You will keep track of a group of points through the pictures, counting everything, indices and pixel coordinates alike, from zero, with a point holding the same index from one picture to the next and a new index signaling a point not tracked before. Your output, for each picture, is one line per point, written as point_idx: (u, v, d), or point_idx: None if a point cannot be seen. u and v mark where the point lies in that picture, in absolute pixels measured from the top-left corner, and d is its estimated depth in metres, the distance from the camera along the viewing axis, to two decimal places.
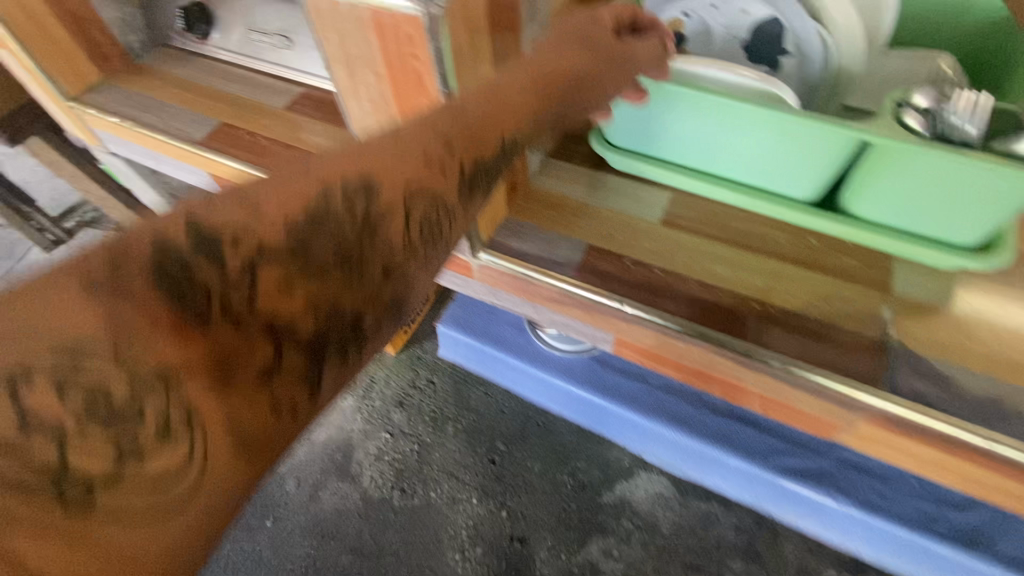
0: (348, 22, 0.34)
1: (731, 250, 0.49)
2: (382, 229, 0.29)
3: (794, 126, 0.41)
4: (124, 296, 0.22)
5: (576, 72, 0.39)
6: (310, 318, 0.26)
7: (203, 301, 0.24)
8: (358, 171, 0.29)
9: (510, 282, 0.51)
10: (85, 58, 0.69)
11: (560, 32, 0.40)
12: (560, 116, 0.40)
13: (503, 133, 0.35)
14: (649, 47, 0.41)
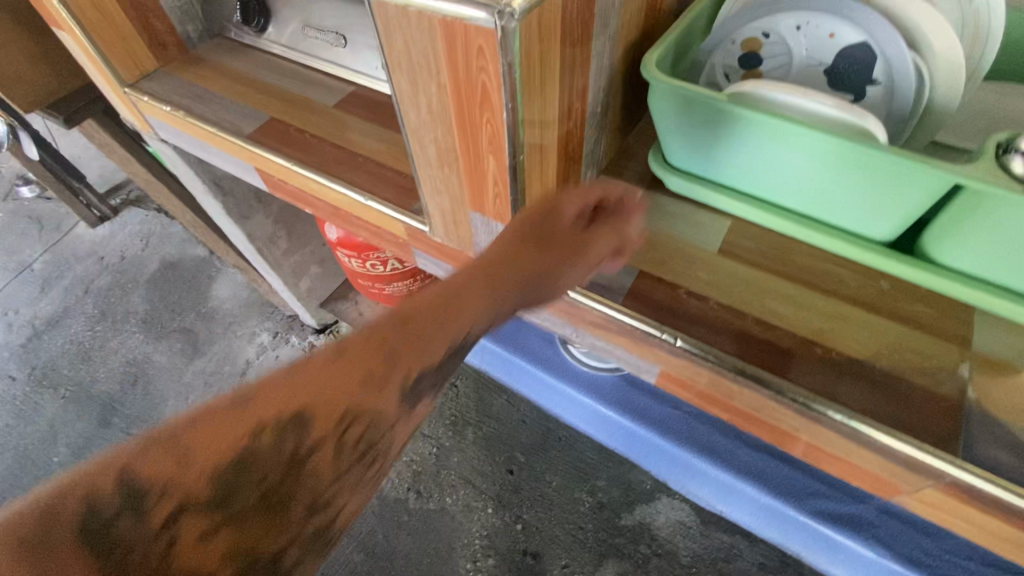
0: (415, 29, 0.32)
1: (793, 287, 0.46)
2: (312, 465, 0.31)
3: (881, 164, 0.38)
4: (47, 561, 0.24)
5: (535, 264, 0.39)
6: (226, 566, 0.28)
7: (120, 560, 0.25)
8: (292, 407, 0.30)
9: (554, 303, 0.49)
10: (144, 46, 0.70)
11: (529, 218, 0.40)
12: (523, 301, 0.40)
13: (448, 343, 0.35)
14: (608, 241, 0.42)
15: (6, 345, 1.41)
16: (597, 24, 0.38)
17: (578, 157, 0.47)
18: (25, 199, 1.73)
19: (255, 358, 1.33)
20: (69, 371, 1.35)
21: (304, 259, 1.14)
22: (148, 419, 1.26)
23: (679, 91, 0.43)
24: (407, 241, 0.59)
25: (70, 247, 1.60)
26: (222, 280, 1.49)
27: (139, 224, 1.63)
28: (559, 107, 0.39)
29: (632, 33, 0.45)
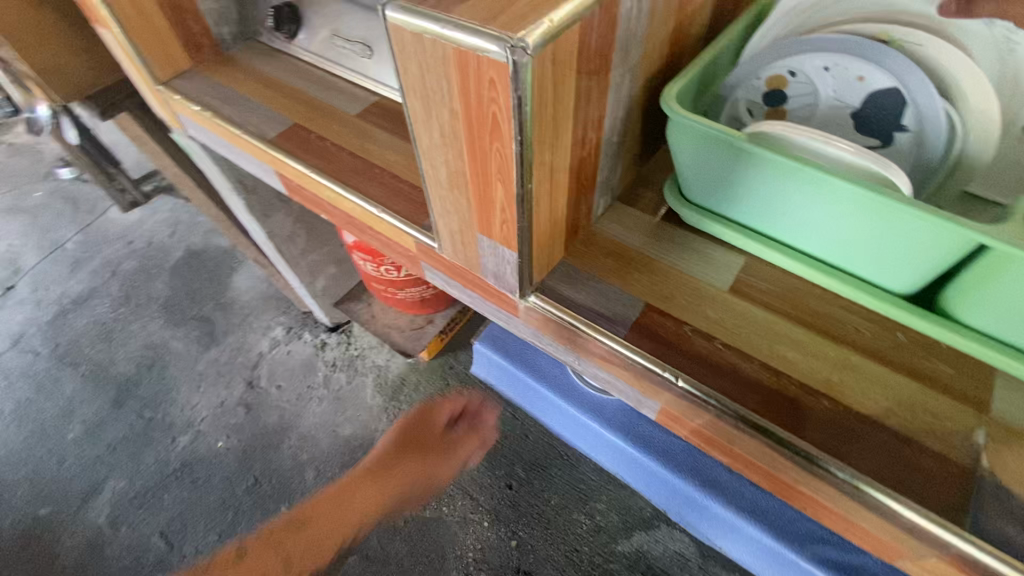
0: (430, 55, 0.32)
1: (804, 333, 0.44)
2: None
3: (904, 217, 0.36)
4: None
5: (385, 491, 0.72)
6: None
7: None
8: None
9: (558, 329, 0.49)
10: (180, 46, 0.72)
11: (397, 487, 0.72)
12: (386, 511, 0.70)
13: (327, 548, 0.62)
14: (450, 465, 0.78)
15: (34, 321, 1.46)
16: (616, 57, 0.38)
17: (591, 184, 0.47)
18: (63, 181, 1.80)
19: (268, 351, 1.35)
20: (90, 351, 1.38)
21: (321, 258, 1.16)
22: (160, 404, 1.29)
23: (698, 127, 0.41)
24: (415, 255, 0.59)
25: (101, 230, 1.65)
26: (242, 272, 1.52)
27: (168, 212, 1.68)
28: (572, 138, 0.38)
29: (654, 63, 0.45)
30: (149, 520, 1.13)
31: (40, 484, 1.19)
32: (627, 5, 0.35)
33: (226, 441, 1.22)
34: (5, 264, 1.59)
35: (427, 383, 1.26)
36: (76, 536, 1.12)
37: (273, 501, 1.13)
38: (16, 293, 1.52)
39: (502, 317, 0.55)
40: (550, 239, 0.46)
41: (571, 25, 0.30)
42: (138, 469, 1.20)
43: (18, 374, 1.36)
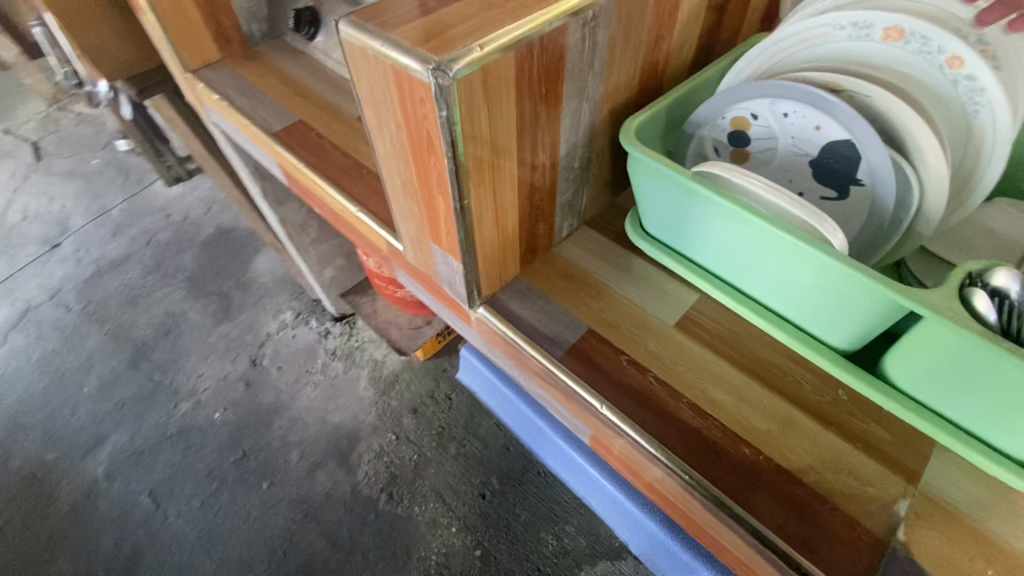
0: (374, 68, 0.34)
1: (741, 377, 0.43)
2: None
3: (837, 272, 0.36)
4: None
5: None
6: None
7: None
8: None
9: (503, 343, 0.50)
10: (210, 39, 0.77)
11: None
12: None
13: None
14: None
15: (71, 278, 1.57)
16: (567, 87, 0.39)
17: (548, 206, 0.48)
18: (119, 153, 1.94)
19: (275, 333, 1.41)
20: (116, 312, 1.48)
21: (331, 250, 1.20)
22: (170, 370, 1.36)
23: (653, 164, 0.42)
24: (388, 256, 0.61)
25: (145, 201, 1.77)
26: (264, 254, 1.59)
27: (206, 191, 1.78)
28: (517, 159, 0.40)
29: (620, 95, 0.45)
30: (141, 478, 1.19)
31: (52, 430, 1.28)
32: (577, 38, 0.37)
33: (223, 413, 1.27)
34: (56, 223, 1.72)
35: (418, 381, 1.29)
36: (75, 483, 1.19)
37: (256, 477, 1.17)
38: (61, 251, 1.65)
39: (458, 325, 0.56)
40: (502, 257, 0.47)
41: (503, 54, 0.32)
42: (140, 429, 1.26)
43: (49, 326, 1.46)
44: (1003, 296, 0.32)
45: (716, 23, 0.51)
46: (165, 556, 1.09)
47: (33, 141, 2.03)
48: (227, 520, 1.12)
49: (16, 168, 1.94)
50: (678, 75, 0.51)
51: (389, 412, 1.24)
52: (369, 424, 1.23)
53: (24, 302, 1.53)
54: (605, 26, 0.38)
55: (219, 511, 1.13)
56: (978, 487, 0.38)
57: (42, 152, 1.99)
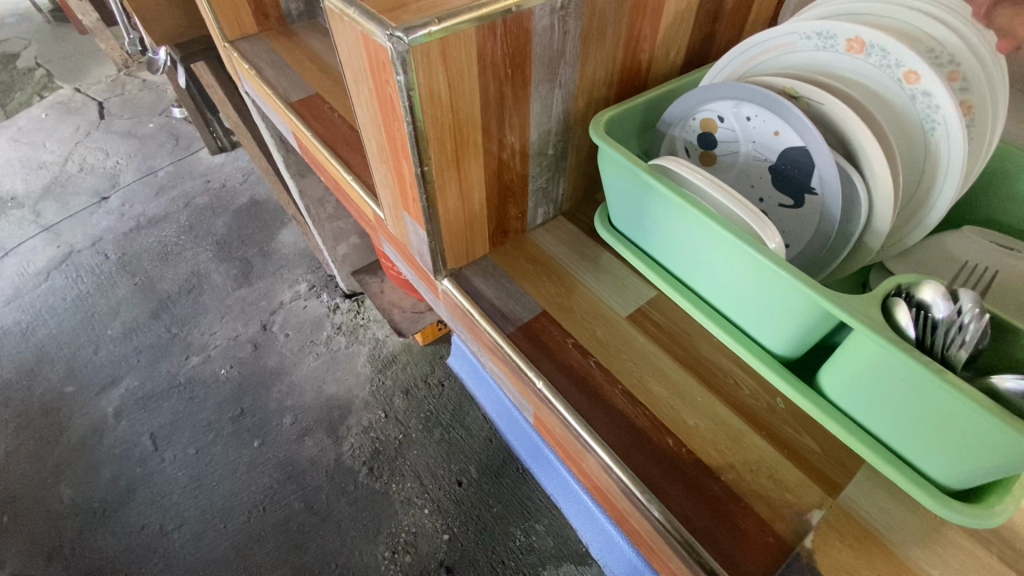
0: (350, 33, 0.37)
1: (680, 373, 0.44)
2: None
3: (768, 272, 0.36)
4: None
5: None
6: None
7: None
8: None
9: (462, 316, 0.51)
10: (250, 14, 0.83)
11: None
12: None
13: None
14: None
15: (113, 229, 1.68)
16: (536, 71, 0.41)
17: (519, 189, 0.50)
18: (173, 120, 2.08)
19: (287, 301, 1.47)
20: (147, 265, 1.57)
21: (346, 227, 1.25)
22: (187, 324, 1.44)
23: (613, 154, 0.43)
24: (375, 227, 0.64)
25: (189, 166, 1.88)
26: (289, 228, 1.67)
27: (245, 163, 1.88)
28: (481, 133, 0.42)
29: (596, 89, 0.47)
30: (146, 421, 1.26)
31: (75, 365, 1.37)
32: (546, 24, 0.38)
33: (228, 370, 1.34)
34: (107, 178, 1.86)
35: (415, 364, 1.32)
36: (86, 417, 1.28)
37: (249, 435, 1.22)
38: (108, 204, 1.77)
39: (428, 296, 0.57)
40: (468, 232, 0.49)
41: (461, 28, 0.34)
42: (152, 374, 1.34)
43: (87, 271, 1.57)
44: (925, 310, 0.32)
45: (709, 31, 0.52)
46: (155, 496, 1.15)
47: (100, 102, 2.20)
48: (216, 470, 1.17)
49: (80, 124, 2.10)
50: (665, 77, 0.52)
51: (382, 390, 1.28)
52: (361, 400, 1.27)
53: (68, 246, 1.64)
54: (576, 15, 0.40)
55: (210, 460, 1.19)
56: (898, 510, 0.37)
57: (106, 112, 2.15)
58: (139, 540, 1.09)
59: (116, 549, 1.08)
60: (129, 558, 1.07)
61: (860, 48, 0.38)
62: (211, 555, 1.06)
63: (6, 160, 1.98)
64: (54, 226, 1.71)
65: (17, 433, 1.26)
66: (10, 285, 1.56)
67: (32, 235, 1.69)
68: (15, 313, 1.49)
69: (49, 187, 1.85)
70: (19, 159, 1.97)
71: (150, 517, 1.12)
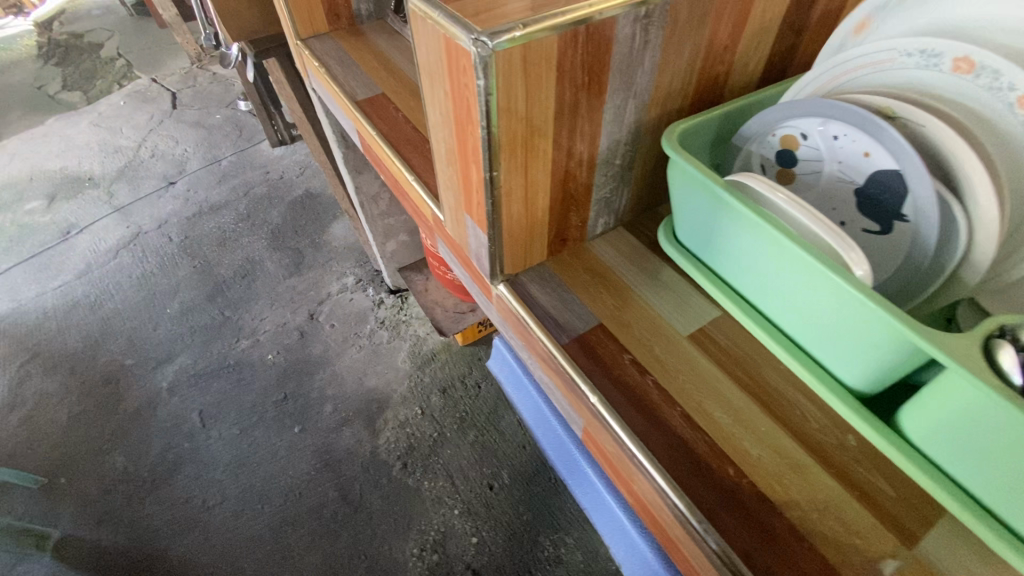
0: (432, 36, 0.37)
1: (743, 399, 0.42)
2: None
3: (850, 300, 0.34)
4: None
5: None
6: None
7: None
8: None
9: (516, 322, 0.51)
10: (322, 13, 0.85)
11: None
12: None
13: None
14: None
15: (178, 213, 1.77)
16: (613, 80, 0.40)
17: (582, 198, 0.49)
18: (239, 112, 2.18)
19: (335, 293, 1.52)
20: (207, 250, 1.65)
21: (396, 224, 1.28)
22: (240, 308, 1.50)
23: (688, 168, 0.42)
24: (432, 228, 0.64)
25: (250, 157, 1.97)
26: (340, 221, 1.72)
27: (303, 155, 1.96)
28: (552, 140, 0.41)
29: (670, 99, 0.46)
30: (196, 398, 1.32)
31: (136, 340, 1.45)
32: (627, 33, 0.38)
33: (275, 356, 1.39)
34: (175, 164, 1.96)
35: (453, 363, 1.33)
36: (142, 390, 1.35)
37: (290, 421, 1.26)
38: (175, 188, 1.87)
39: (481, 301, 0.57)
40: (528, 238, 0.49)
41: (544, 35, 0.34)
42: (204, 354, 1.41)
43: (152, 251, 1.66)
44: None
45: (791, 45, 0.50)
46: (200, 471, 1.20)
47: (173, 92, 2.34)
48: (257, 452, 1.22)
49: (155, 112, 2.23)
50: (741, 91, 0.50)
51: (420, 386, 1.29)
52: (399, 395, 1.29)
53: (137, 227, 1.74)
54: (659, 25, 0.39)
55: (252, 442, 1.23)
56: (982, 568, 0.34)
57: (178, 102, 2.28)
58: (183, 512, 1.14)
59: (161, 519, 1.13)
60: (172, 529, 1.12)
61: (968, 68, 0.36)
62: (247, 534, 1.10)
63: (87, 143, 2.12)
64: (125, 207, 1.82)
65: (80, 399, 1.35)
66: (83, 260, 1.66)
67: (105, 214, 1.80)
68: (86, 287, 1.59)
69: (123, 170, 1.97)
70: (98, 142, 2.11)
71: (194, 491, 1.17)
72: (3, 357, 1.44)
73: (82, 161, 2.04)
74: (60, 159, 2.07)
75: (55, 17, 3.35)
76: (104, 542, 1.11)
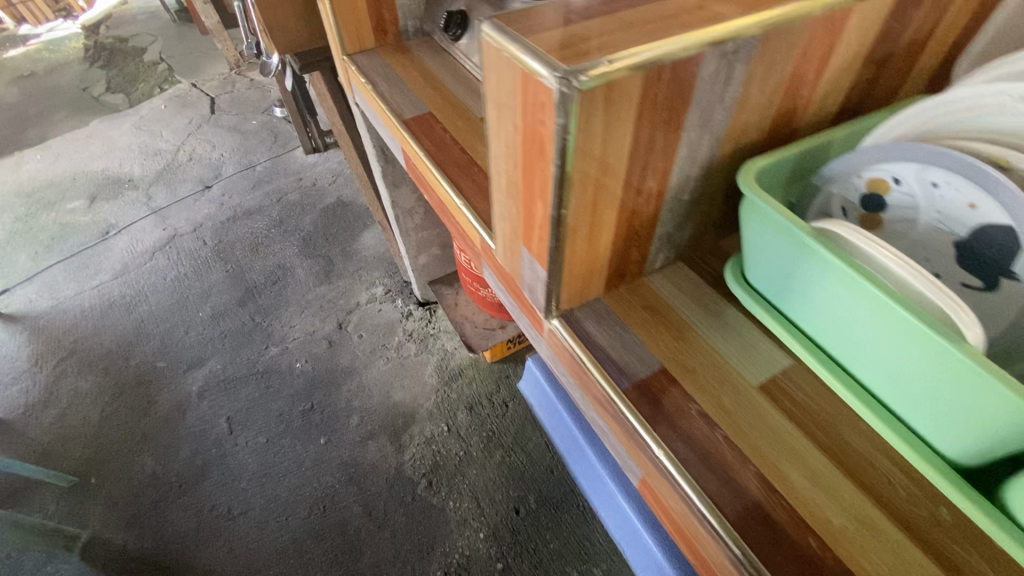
0: (506, 69, 0.36)
1: (821, 460, 0.39)
2: None
3: (959, 368, 0.31)
4: None
5: None
6: None
7: None
8: None
9: (570, 360, 0.49)
10: (370, 29, 0.85)
11: None
12: None
13: None
14: None
15: (212, 217, 1.80)
16: (691, 116, 0.38)
17: (646, 233, 0.47)
18: (274, 118, 2.21)
19: (364, 303, 1.53)
20: (239, 254, 1.67)
21: (429, 238, 1.27)
22: (270, 314, 1.52)
23: (771, 213, 0.39)
24: (479, 253, 0.63)
25: (284, 163, 1.99)
26: (371, 231, 1.73)
27: (335, 163, 1.97)
28: (624, 176, 0.39)
29: (745, 134, 0.43)
30: (224, 403, 1.33)
31: (169, 342, 1.47)
32: (711, 69, 0.36)
33: (304, 364, 1.40)
34: (212, 168, 2.00)
35: (480, 380, 1.31)
36: (173, 393, 1.36)
37: (317, 431, 1.25)
38: (210, 192, 1.90)
39: (531, 334, 0.55)
40: (588, 274, 0.46)
41: (629, 73, 0.32)
42: (234, 359, 1.42)
43: (187, 254, 1.69)
44: None
45: (873, 77, 0.47)
46: (225, 478, 1.20)
47: (211, 98, 2.39)
48: (282, 461, 1.21)
49: (194, 116, 2.28)
50: (817, 126, 0.48)
51: (447, 403, 1.28)
52: (425, 410, 1.27)
53: (173, 229, 1.77)
54: (745, 60, 0.36)
55: (278, 450, 1.23)
56: None
57: (217, 108, 2.33)
58: (209, 520, 1.14)
59: (187, 526, 1.14)
60: (197, 537, 1.12)
61: None
62: (271, 545, 1.09)
63: (128, 145, 2.18)
64: (162, 209, 1.86)
65: (113, 400, 1.36)
66: (120, 260, 1.70)
67: (143, 216, 1.84)
68: (121, 287, 1.62)
69: (162, 173, 2.01)
70: (138, 144, 2.17)
71: (220, 498, 1.17)
72: (40, 354, 1.47)
73: (123, 163, 2.09)
74: (102, 159, 2.12)
75: (102, 21, 3.47)
76: (130, 546, 1.11)
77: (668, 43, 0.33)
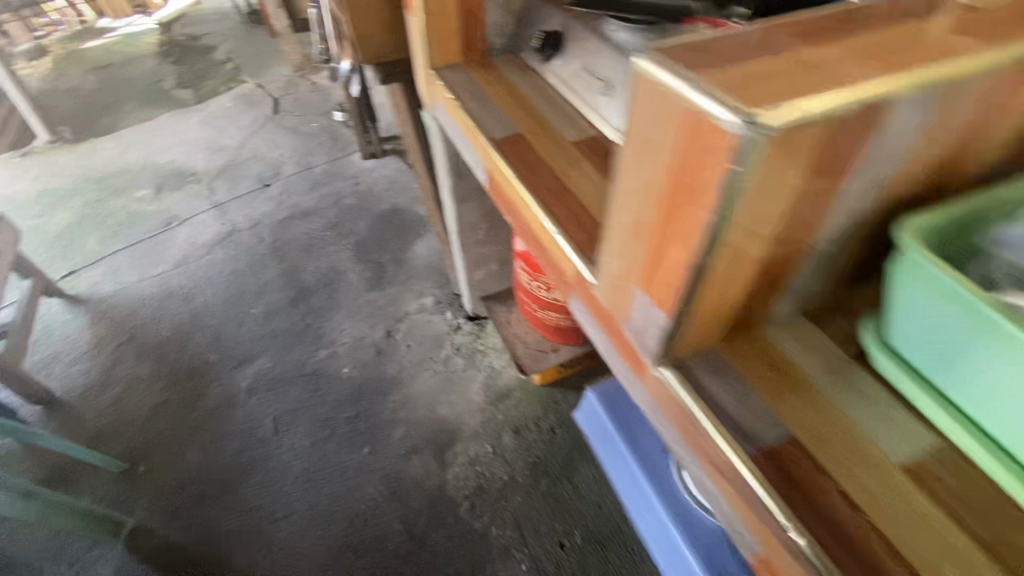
0: (662, 106, 0.33)
1: (986, 562, 0.34)
2: None
3: None
4: None
5: None
6: None
7: None
8: None
9: (677, 413, 0.45)
10: (458, 45, 0.84)
11: None
12: None
13: None
14: None
15: (270, 215, 1.84)
16: (855, 169, 0.35)
17: (776, 284, 0.43)
18: (334, 121, 2.26)
19: (413, 313, 1.52)
20: (294, 254, 1.70)
21: (488, 254, 1.26)
22: (321, 317, 1.53)
23: (937, 276, 0.35)
24: (569, 284, 0.60)
25: (342, 166, 2.02)
26: (423, 240, 1.72)
27: (391, 170, 1.99)
28: (775, 226, 0.36)
29: (903, 186, 0.39)
30: (272, 403, 1.34)
31: (222, 336, 1.50)
32: (893, 117, 0.32)
33: (351, 370, 1.40)
34: (272, 167, 2.04)
35: (528, 403, 1.27)
36: (223, 388, 1.38)
37: (360, 440, 1.25)
38: (269, 191, 1.94)
39: (627, 378, 0.53)
40: (709, 323, 0.43)
41: (817, 120, 0.29)
42: (283, 359, 1.44)
43: (244, 249, 1.72)
44: None
45: None
46: (269, 479, 1.20)
47: (275, 98, 2.46)
48: (325, 468, 1.21)
49: (258, 116, 2.35)
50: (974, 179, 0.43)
51: (493, 423, 1.25)
52: (469, 429, 1.25)
53: (232, 224, 1.81)
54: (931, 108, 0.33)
55: (322, 456, 1.23)
56: None
57: (280, 108, 2.39)
58: (251, 520, 1.14)
59: (228, 524, 1.14)
60: (238, 537, 1.12)
61: None
62: (310, 554, 1.09)
63: (195, 139, 2.25)
64: (223, 204, 1.90)
65: (166, 389, 1.39)
66: (181, 252, 1.75)
67: (205, 209, 1.89)
68: (181, 278, 1.66)
69: (225, 169, 2.07)
70: (205, 139, 2.24)
71: (262, 500, 1.17)
72: (101, 337, 1.52)
73: (189, 156, 2.16)
74: (170, 152, 2.20)
75: (177, 19, 3.63)
76: (174, 540, 1.12)
77: (851, 92, 0.30)
